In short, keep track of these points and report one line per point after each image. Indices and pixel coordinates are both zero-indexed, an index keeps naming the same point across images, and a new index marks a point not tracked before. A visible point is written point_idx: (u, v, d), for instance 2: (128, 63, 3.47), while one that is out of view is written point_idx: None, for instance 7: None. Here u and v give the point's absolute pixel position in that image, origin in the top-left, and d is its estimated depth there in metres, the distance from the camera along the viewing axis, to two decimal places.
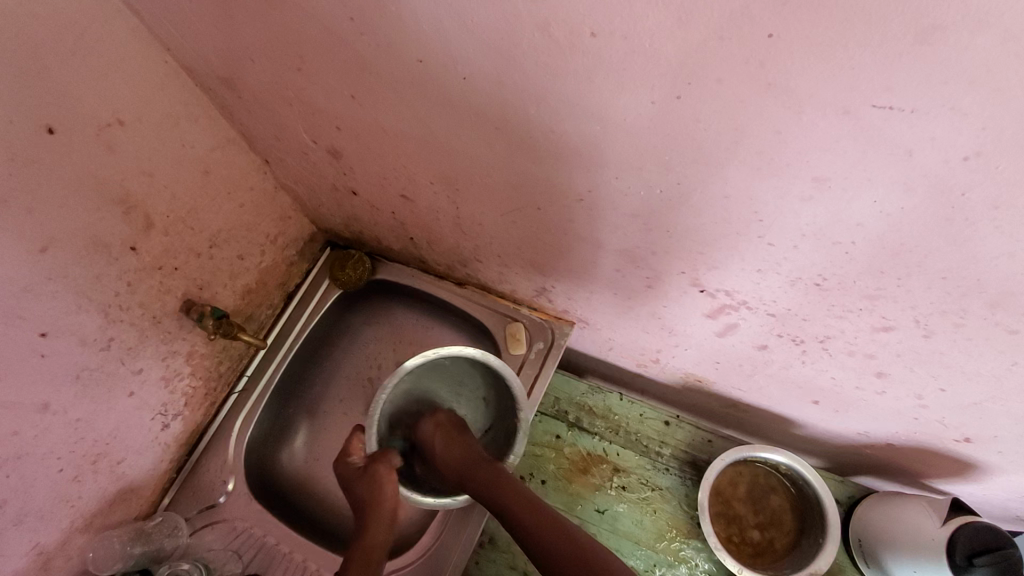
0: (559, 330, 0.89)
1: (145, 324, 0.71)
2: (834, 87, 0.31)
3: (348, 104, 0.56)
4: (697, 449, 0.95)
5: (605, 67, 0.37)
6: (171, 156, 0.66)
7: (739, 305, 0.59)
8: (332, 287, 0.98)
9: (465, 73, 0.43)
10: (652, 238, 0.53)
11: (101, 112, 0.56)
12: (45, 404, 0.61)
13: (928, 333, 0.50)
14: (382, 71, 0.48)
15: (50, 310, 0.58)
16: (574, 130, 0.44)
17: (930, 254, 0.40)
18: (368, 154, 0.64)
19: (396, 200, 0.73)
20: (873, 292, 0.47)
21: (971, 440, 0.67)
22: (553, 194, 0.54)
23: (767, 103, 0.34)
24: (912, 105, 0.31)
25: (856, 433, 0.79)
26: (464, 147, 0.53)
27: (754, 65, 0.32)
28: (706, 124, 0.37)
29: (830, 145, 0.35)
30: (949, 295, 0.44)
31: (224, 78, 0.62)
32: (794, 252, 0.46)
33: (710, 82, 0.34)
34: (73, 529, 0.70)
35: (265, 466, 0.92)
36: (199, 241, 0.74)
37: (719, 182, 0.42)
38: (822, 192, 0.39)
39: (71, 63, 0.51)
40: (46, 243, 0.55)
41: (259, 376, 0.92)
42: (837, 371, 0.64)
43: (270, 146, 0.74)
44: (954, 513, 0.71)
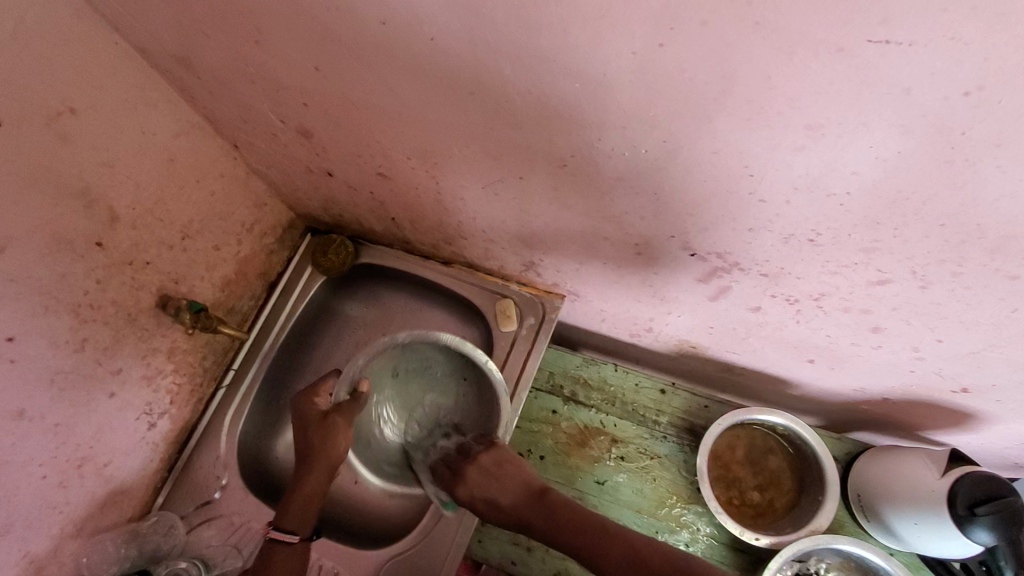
0: (550, 303, 0.87)
1: (120, 322, 0.68)
2: (827, 24, 0.29)
3: (312, 77, 0.52)
4: (694, 415, 0.94)
5: (580, 16, 0.34)
6: (132, 144, 0.62)
7: (732, 267, 0.57)
8: (315, 273, 0.95)
9: (433, 34, 0.40)
10: (641, 202, 0.51)
11: (50, 100, 0.52)
12: (20, 411, 0.58)
13: (925, 285, 0.49)
14: (345, 39, 0.45)
15: (15, 313, 0.55)
16: (552, 90, 0.41)
17: (927, 201, 0.39)
18: (339, 131, 0.61)
19: (372, 178, 0.70)
20: (868, 245, 0.46)
21: (968, 390, 0.67)
22: (536, 161, 0.51)
23: (756, 45, 0.32)
24: (910, 38, 0.29)
25: (853, 389, 0.79)
26: (439, 117, 0.50)
27: (739, 3, 0.30)
28: (689, 73, 0.35)
29: (823, 88, 0.33)
30: (948, 243, 0.42)
31: (179, 58, 0.58)
32: (787, 207, 0.45)
33: (694, 26, 0.32)
34: (63, 535, 0.68)
35: (258, 459, 0.90)
36: (170, 233, 0.72)
37: (708, 137, 0.40)
38: (815, 141, 0.37)
39: (11, 48, 0.48)
40: (3, 243, 0.52)
41: (245, 369, 0.90)
42: (833, 329, 0.63)
43: (236, 129, 0.70)
44: (954, 464, 0.72)
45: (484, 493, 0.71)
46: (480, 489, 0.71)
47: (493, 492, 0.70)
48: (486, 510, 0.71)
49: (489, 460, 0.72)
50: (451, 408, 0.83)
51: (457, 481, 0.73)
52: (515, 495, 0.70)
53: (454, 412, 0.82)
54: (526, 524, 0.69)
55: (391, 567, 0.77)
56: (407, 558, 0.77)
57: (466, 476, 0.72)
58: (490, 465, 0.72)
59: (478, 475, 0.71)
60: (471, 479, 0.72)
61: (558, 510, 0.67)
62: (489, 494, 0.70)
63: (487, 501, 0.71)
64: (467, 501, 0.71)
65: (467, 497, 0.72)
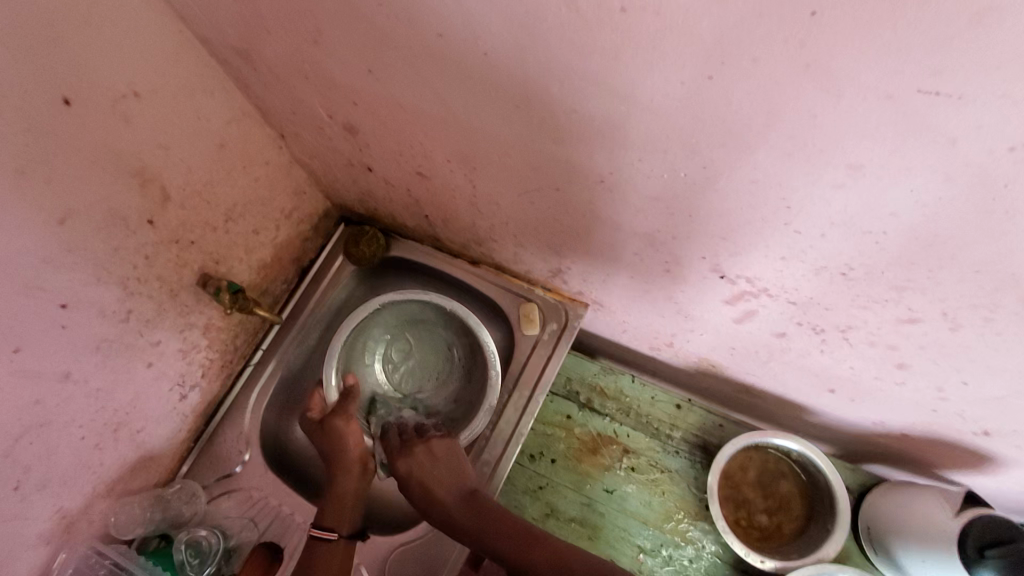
0: (573, 311, 0.88)
1: (162, 297, 0.71)
2: (879, 70, 0.30)
3: (365, 78, 0.54)
4: (708, 432, 0.95)
5: (633, 43, 0.35)
6: (187, 129, 0.65)
7: (759, 292, 0.58)
8: (346, 263, 0.98)
9: (486, 49, 0.42)
10: (675, 223, 0.52)
11: (117, 83, 0.55)
12: (66, 373, 0.62)
13: (955, 327, 0.48)
14: (400, 46, 0.47)
15: (69, 282, 0.58)
16: (598, 110, 0.42)
17: (964, 246, 0.39)
18: (384, 130, 0.63)
19: (411, 176, 0.72)
20: (900, 283, 0.46)
21: (989, 433, 0.65)
22: (574, 175, 0.52)
23: (805, 84, 0.32)
24: (959, 91, 0.29)
25: (871, 422, 0.79)
26: (483, 126, 0.52)
27: (793, 45, 0.30)
28: (737, 106, 0.36)
29: (869, 132, 0.33)
30: (980, 289, 0.42)
31: (238, 49, 0.60)
32: (821, 240, 0.45)
33: (746, 62, 0.33)
34: (94, 494, 0.71)
35: (279, 438, 0.93)
36: (215, 215, 0.74)
37: (748, 167, 0.41)
38: (856, 180, 0.37)
39: (86, 33, 0.50)
40: (64, 214, 0.55)
41: (274, 349, 0.93)
42: (857, 361, 0.63)
43: (285, 120, 0.73)
44: (967, 506, 0.71)
45: (421, 472, 0.72)
46: (421, 470, 0.72)
47: (431, 476, 0.71)
48: (418, 493, 0.70)
49: (443, 450, 0.74)
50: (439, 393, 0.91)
51: (404, 454, 0.74)
52: (450, 488, 0.70)
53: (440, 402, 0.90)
54: (449, 523, 0.68)
55: (398, 555, 0.79)
56: (415, 547, 0.79)
57: (414, 454, 0.74)
58: (439, 453, 0.74)
59: (423, 459, 0.73)
60: (417, 459, 0.73)
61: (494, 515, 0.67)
62: (423, 476, 0.71)
63: (421, 483, 0.71)
64: (404, 475, 0.72)
65: (405, 473, 0.73)
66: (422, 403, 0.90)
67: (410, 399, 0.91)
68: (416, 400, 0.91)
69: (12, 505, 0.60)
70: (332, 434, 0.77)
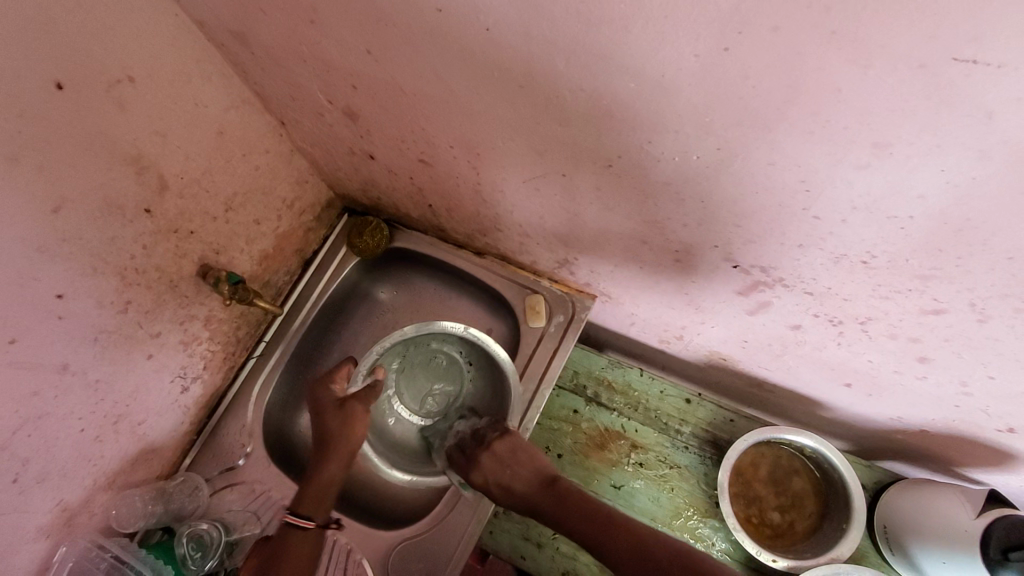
0: (580, 303, 0.86)
1: (162, 288, 0.70)
2: (911, 37, 0.27)
3: (364, 61, 0.52)
4: (719, 428, 0.93)
5: (644, 14, 0.33)
6: (185, 116, 0.64)
7: (775, 282, 0.55)
8: (349, 254, 0.96)
9: (488, 25, 0.40)
10: (687, 210, 0.50)
11: (111, 68, 0.54)
12: (64, 365, 0.61)
13: (983, 318, 0.46)
14: (399, 24, 0.45)
15: (65, 272, 0.57)
16: (607, 90, 0.40)
17: (999, 231, 0.36)
18: (385, 116, 0.61)
19: (414, 164, 0.70)
20: (926, 272, 0.43)
21: (1015, 431, 0.63)
22: (581, 160, 0.50)
23: (828, 55, 0.30)
24: (1001, 59, 0.27)
25: (889, 418, 0.76)
26: (485, 109, 0.50)
27: (817, 10, 0.28)
28: (754, 81, 0.34)
29: (896, 106, 0.31)
30: (1014, 278, 0.40)
31: (235, 33, 0.59)
32: (842, 226, 0.43)
33: (765, 31, 0.30)
34: (95, 487, 0.71)
35: (283, 431, 0.92)
36: (214, 204, 0.73)
37: (765, 148, 0.38)
38: (881, 160, 0.35)
39: (78, 16, 0.49)
40: (59, 203, 0.54)
41: (276, 342, 0.92)
42: (875, 354, 0.60)
43: (285, 107, 0.71)
44: (990, 505, 0.68)
45: (500, 478, 0.73)
46: (495, 475, 0.73)
47: (508, 477, 0.72)
48: (501, 496, 0.73)
49: (505, 447, 0.75)
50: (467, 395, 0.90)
51: (473, 466, 0.75)
52: (529, 484, 0.72)
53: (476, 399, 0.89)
54: (536, 509, 0.71)
55: (403, 549, 0.78)
56: (420, 541, 0.78)
57: (481, 462, 0.74)
58: (505, 453, 0.74)
59: (492, 463, 0.74)
60: (484, 465, 0.74)
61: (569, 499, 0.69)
62: (502, 480, 0.73)
63: (502, 486, 0.73)
64: (482, 485, 0.74)
65: (481, 481, 0.74)
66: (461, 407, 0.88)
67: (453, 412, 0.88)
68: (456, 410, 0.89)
69: (12, 497, 0.59)
70: (348, 418, 0.73)
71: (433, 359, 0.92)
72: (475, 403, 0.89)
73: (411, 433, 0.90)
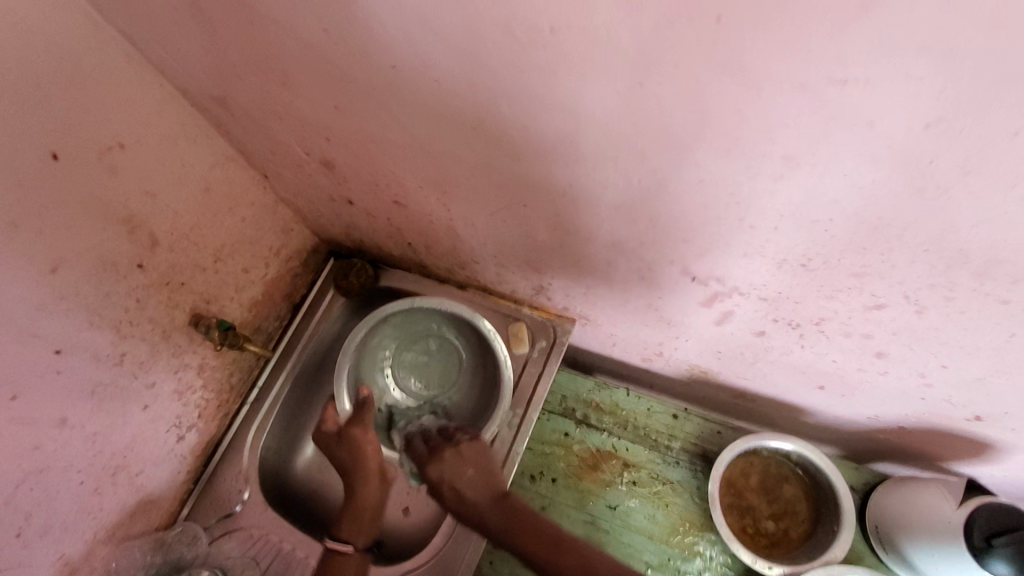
0: (561, 327, 0.90)
1: (156, 339, 0.73)
2: (788, 64, 0.32)
3: (333, 115, 0.57)
4: (706, 441, 0.95)
5: (567, 61, 0.37)
6: (173, 176, 0.68)
7: (731, 291, 0.59)
8: (337, 295, 1.00)
9: (437, 76, 0.44)
10: (639, 229, 0.54)
11: (102, 136, 0.58)
12: (62, 419, 0.63)
13: (920, 309, 0.49)
14: (360, 80, 0.50)
15: (63, 328, 0.60)
16: (548, 126, 0.44)
17: (908, 226, 0.40)
18: (358, 163, 0.66)
19: (390, 206, 0.74)
20: (859, 270, 0.47)
21: (982, 418, 0.65)
22: (537, 190, 0.54)
23: (726, 84, 0.34)
24: (865, 77, 0.31)
25: (866, 417, 0.78)
26: (445, 150, 0.54)
27: (707, 48, 0.32)
28: (669, 110, 0.38)
29: (793, 123, 0.35)
30: (934, 268, 0.43)
31: (216, 97, 0.64)
32: (775, 233, 0.46)
33: (669, 68, 0.35)
34: (95, 540, 0.72)
35: (279, 475, 0.94)
36: (203, 256, 0.77)
37: (693, 167, 0.43)
38: (793, 171, 0.39)
39: (70, 91, 0.54)
40: (56, 263, 0.58)
41: (269, 386, 0.94)
42: (837, 354, 0.63)
43: (267, 161, 0.76)
44: (970, 494, 0.71)
45: (454, 478, 0.71)
46: (452, 475, 0.71)
47: (463, 478, 0.70)
48: (452, 499, 0.69)
49: (471, 451, 0.74)
50: (453, 394, 0.93)
51: (433, 458, 0.74)
52: (482, 491, 0.69)
53: (457, 404, 0.92)
54: (483, 524, 0.67)
55: None
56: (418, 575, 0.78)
57: (444, 459, 0.73)
58: (468, 454, 0.73)
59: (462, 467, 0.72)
60: (445, 461, 0.73)
61: (521, 514, 0.66)
62: (456, 481, 0.70)
63: (455, 490, 0.70)
64: (437, 479, 0.71)
65: (437, 478, 0.72)
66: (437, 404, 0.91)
67: (429, 403, 0.91)
68: (434, 404, 0.91)
69: (14, 552, 0.61)
70: (352, 446, 0.76)
71: (446, 358, 0.94)
72: (453, 406, 0.91)
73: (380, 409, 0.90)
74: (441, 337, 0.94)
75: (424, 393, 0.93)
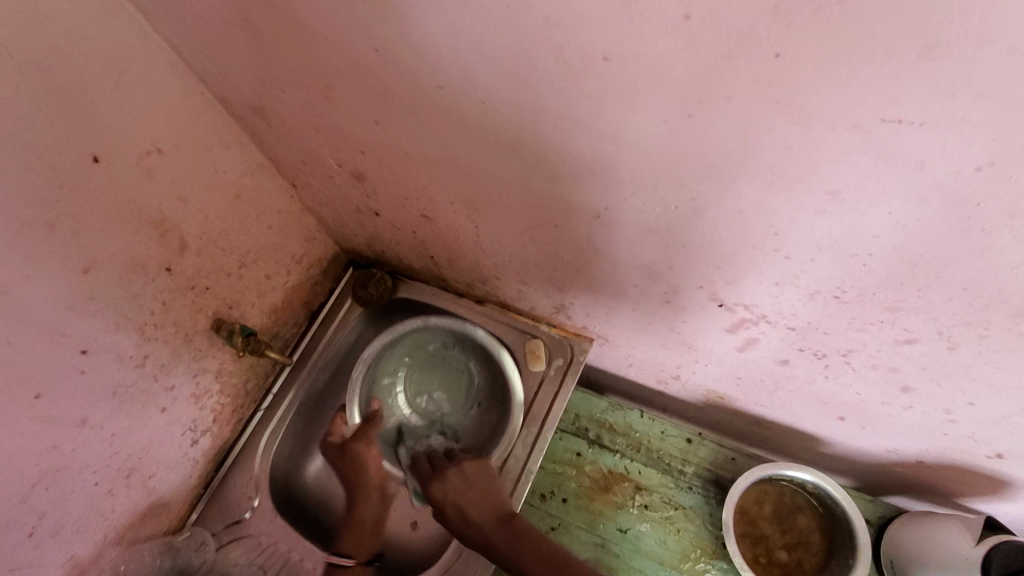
0: (578, 346, 0.90)
1: (178, 342, 0.74)
2: (842, 102, 0.32)
3: (371, 129, 0.58)
4: (720, 466, 0.94)
5: (617, 89, 0.38)
6: (205, 182, 0.69)
7: (759, 319, 0.59)
8: (354, 305, 1.00)
9: (483, 98, 0.45)
10: (670, 254, 0.54)
11: (142, 141, 0.59)
12: (83, 419, 0.63)
13: (952, 346, 0.49)
14: (403, 98, 0.50)
15: (91, 329, 0.61)
16: (589, 149, 0.45)
17: (948, 264, 0.40)
18: (391, 178, 0.66)
19: (417, 220, 0.75)
20: (892, 304, 0.47)
21: (1004, 457, 0.64)
22: (571, 211, 0.55)
23: (777, 120, 0.35)
24: (920, 118, 0.31)
25: (885, 450, 0.78)
26: (482, 168, 0.55)
27: (761, 83, 0.33)
28: (717, 141, 0.38)
29: (841, 159, 0.36)
30: (971, 306, 0.43)
31: (254, 107, 0.65)
32: (811, 264, 0.46)
33: (720, 101, 0.35)
34: (105, 542, 0.72)
35: (289, 482, 0.93)
36: (229, 261, 0.77)
37: (734, 197, 0.43)
38: (836, 206, 0.39)
39: (115, 97, 0.55)
40: (88, 264, 0.58)
41: (283, 393, 0.94)
42: (861, 386, 0.63)
43: (297, 171, 0.77)
44: (989, 532, 0.69)
45: (457, 496, 0.74)
46: (456, 494, 0.74)
47: (467, 499, 0.73)
48: (453, 516, 0.72)
49: (475, 471, 0.77)
50: (461, 417, 0.94)
51: (438, 479, 0.76)
52: (483, 511, 0.72)
53: (466, 427, 0.93)
54: (488, 545, 0.70)
55: None
56: None
57: (446, 479, 0.76)
58: (472, 475, 0.76)
59: (473, 493, 0.74)
60: (449, 481, 0.76)
61: (523, 534, 0.69)
62: (461, 500, 0.73)
63: (459, 508, 0.73)
64: (439, 499, 0.74)
65: (440, 498, 0.75)
66: (444, 426, 0.93)
67: (437, 423, 0.93)
68: (443, 425, 0.93)
69: (27, 552, 0.61)
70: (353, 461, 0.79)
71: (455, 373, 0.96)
72: (460, 431, 0.92)
73: (390, 422, 0.92)
74: (453, 350, 0.95)
75: (434, 407, 0.94)
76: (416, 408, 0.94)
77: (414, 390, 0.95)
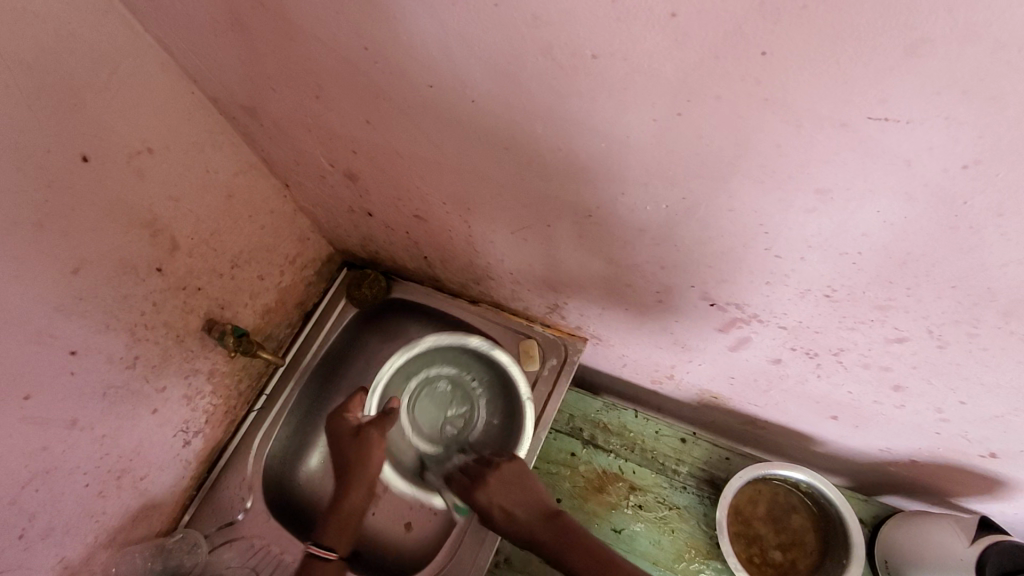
0: (572, 346, 0.90)
1: (169, 343, 0.73)
2: (830, 101, 0.32)
3: (362, 129, 0.58)
4: (714, 466, 0.94)
5: (606, 87, 0.38)
6: (197, 182, 0.69)
7: (751, 318, 0.59)
8: (348, 306, 1.00)
9: (473, 97, 0.45)
10: (662, 253, 0.54)
11: (132, 140, 0.59)
12: (73, 421, 0.63)
13: (943, 344, 0.49)
14: (395, 98, 0.50)
15: (80, 329, 0.60)
16: (579, 148, 0.45)
17: (937, 263, 0.40)
18: (383, 177, 0.66)
19: (410, 220, 0.75)
20: (883, 303, 0.47)
21: (997, 456, 0.64)
22: (563, 210, 0.55)
23: (765, 118, 0.35)
24: (906, 117, 0.31)
25: (878, 450, 0.78)
26: (474, 168, 0.55)
27: (749, 81, 0.33)
28: (707, 140, 0.38)
29: (830, 158, 0.36)
30: (961, 304, 0.44)
31: (245, 107, 0.64)
32: (802, 263, 0.46)
33: (708, 99, 0.35)
34: (96, 544, 0.71)
35: (282, 483, 0.93)
36: (221, 262, 0.77)
37: (724, 196, 0.43)
38: (825, 204, 0.39)
39: (105, 96, 0.54)
40: (78, 264, 0.58)
41: (277, 394, 0.94)
42: (854, 385, 0.63)
43: (290, 171, 0.77)
44: (983, 532, 0.69)
45: (501, 500, 0.73)
46: (501, 498, 0.73)
47: (511, 500, 0.72)
48: (503, 520, 0.72)
49: (513, 472, 0.76)
50: (476, 429, 0.91)
51: (478, 485, 0.75)
52: (533, 511, 0.72)
53: (484, 435, 0.90)
54: (535, 540, 0.70)
55: None
56: None
57: (488, 483, 0.75)
58: (510, 476, 0.75)
59: (498, 485, 0.74)
60: (491, 486, 0.74)
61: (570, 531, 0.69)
62: (505, 503, 0.73)
63: (505, 510, 0.72)
64: (484, 505, 0.73)
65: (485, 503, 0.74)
66: (463, 441, 0.89)
67: (456, 442, 0.89)
68: (461, 442, 0.89)
69: (17, 554, 0.60)
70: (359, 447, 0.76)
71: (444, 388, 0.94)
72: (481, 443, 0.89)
73: (408, 457, 0.88)
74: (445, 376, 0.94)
75: (450, 431, 0.90)
76: (433, 438, 0.90)
77: (423, 421, 0.91)
